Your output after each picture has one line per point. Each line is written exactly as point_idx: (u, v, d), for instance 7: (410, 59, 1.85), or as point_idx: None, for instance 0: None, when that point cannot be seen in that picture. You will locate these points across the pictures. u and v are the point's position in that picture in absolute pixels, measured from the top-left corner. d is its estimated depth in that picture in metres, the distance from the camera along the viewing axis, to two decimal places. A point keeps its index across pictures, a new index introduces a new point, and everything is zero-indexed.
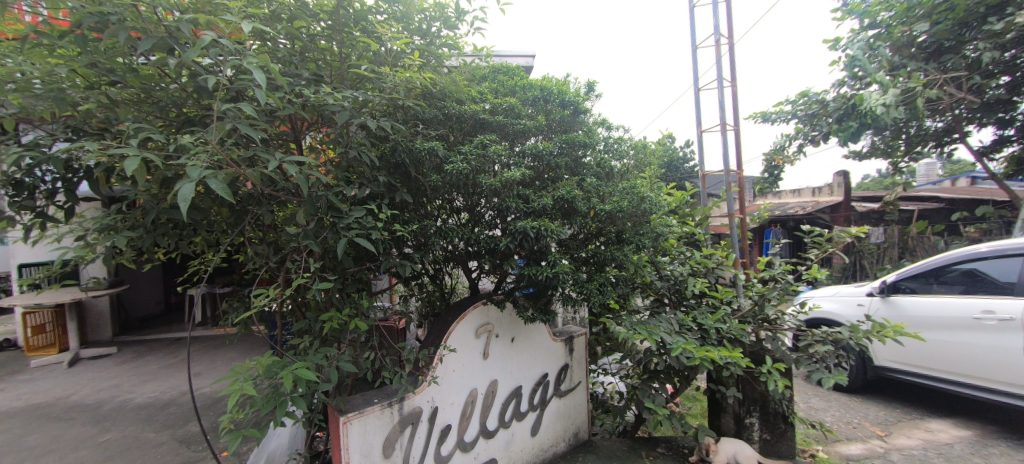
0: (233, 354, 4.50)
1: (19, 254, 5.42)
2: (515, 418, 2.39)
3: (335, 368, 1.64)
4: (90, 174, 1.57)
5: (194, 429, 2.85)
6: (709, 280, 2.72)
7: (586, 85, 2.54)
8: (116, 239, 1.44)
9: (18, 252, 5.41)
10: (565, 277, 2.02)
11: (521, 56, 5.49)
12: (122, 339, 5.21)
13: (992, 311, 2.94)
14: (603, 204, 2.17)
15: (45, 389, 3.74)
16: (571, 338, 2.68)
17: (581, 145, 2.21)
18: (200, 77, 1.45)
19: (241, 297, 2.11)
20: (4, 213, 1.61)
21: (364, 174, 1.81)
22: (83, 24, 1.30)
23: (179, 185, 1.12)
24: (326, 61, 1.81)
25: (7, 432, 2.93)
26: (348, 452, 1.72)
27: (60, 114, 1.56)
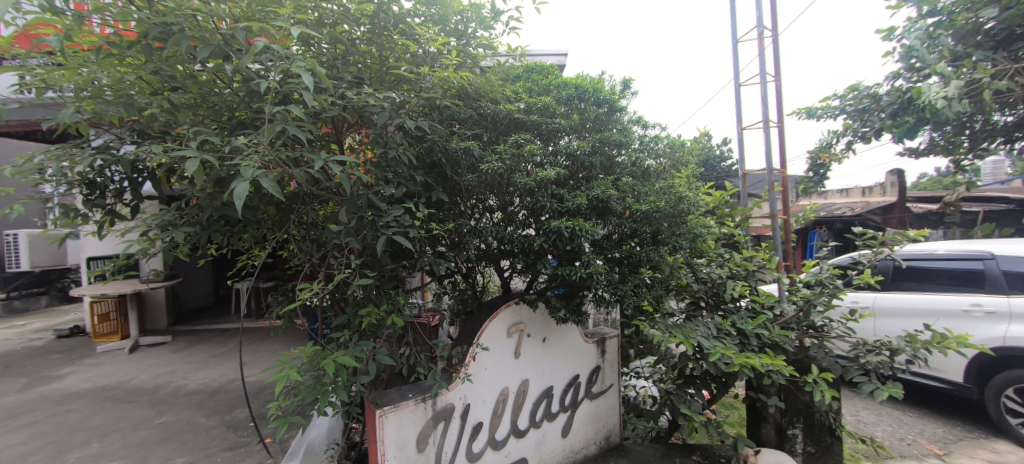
0: (274, 346, 4.73)
1: (88, 247, 5.89)
2: (546, 419, 2.38)
3: (373, 362, 1.70)
4: (153, 174, 1.68)
5: (241, 416, 3.01)
6: (749, 283, 2.62)
7: (622, 82, 2.49)
8: (175, 234, 1.53)
9: (87, 246, 5.89)
10: (600, 278, 2.00)
11: (554, 55, 5.44)
12: (176, 328, 5.58)
13: (860, 301, 3.98)
14: (639, 204, 2.13)
15: (109, 373, 4.06)
16: (604, 339, 2.64)
17: (615, 143, 2.19)
18: (252, 82, 1.52)
19: (285, 291, 2.20)
20: (79, 210, 1.75)
21: (402, 173, 1.85)
22: (150, 34, 1.39)
23: (234, 184, 1.18)
24: (367, 64, 1.87)
25: (79, 411, 3.20)
26: (384, 445, 1.76)
27: (127, 119, 1.68)
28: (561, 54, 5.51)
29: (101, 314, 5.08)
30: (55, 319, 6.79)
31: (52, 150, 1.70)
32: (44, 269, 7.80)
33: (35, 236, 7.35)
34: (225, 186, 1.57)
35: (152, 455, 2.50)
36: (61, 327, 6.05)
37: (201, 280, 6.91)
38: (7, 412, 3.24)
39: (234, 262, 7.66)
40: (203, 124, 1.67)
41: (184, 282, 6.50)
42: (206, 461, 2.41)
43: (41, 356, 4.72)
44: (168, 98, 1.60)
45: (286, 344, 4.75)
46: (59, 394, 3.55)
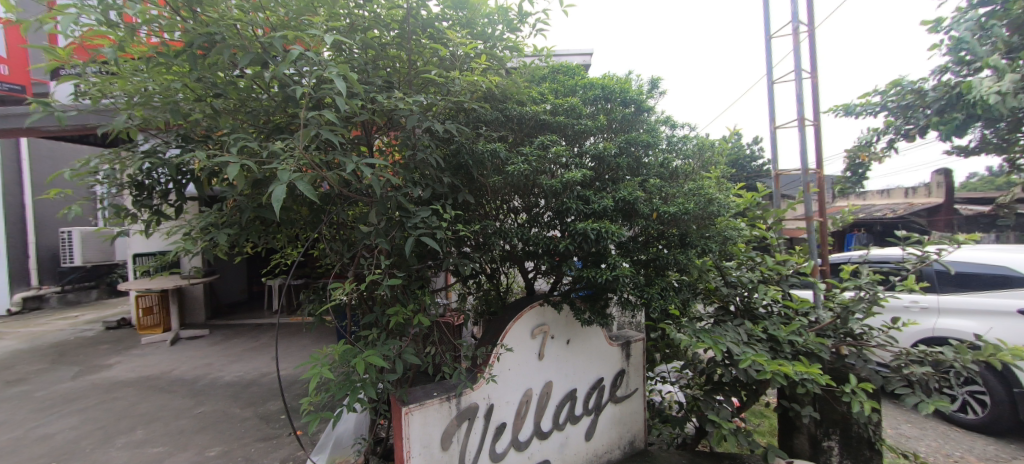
0: (304, 341, 4.89)
1: (134, 244, 6.24)
2: (569, 421, 2.37)
3: (400, 360, 1.72)
4: (196, 176, 1.77)
5: (273, 408, 3.12)
6: (782, 288, 2.53)
7: (649, 82, 2.45)
8: (217, 234, 1.61)
9: (133, 243, 6.24)
10: (626, 281, 1.97)
11: (580, 55, 5.40)
12: (213, 322, 5.86)
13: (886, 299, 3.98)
14: (667, 206, 2.09)
15: (153, 363, 4.29)
16: (629, 342, 2.60)
17: (643, 144, 2.15)
18: (288, 87, 1.57)
19: (316, 290, 2.27)
20: (129, 210, 1.85)
21: (429, 175, 1.88)
22: (195, 44, 1.46)
23: (272, 187, 1.22)
24: (396, 68, 1.91)
25: (125, 398, 3.40)
26: (409, 442, 1.79)
27: (173, 124, 1.77)
28: (587, 53, 5.46)
29: (145, 307, 5.39)
30: (104, 312, 7.24)
31: (106, 154, 1.80)
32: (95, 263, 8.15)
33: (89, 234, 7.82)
34: (262, 188, 1.63)
35: (192, 443, 2.62)
36: (109, 319, 6.44)
37: (237, 277, 7.21)
38: (62, 398, 3.48)
39: (267, 260, 7.95)
40: (242, 129, 1.74)
41: (221, 279, 6.79)
42: (241, 450, 2.52)
43: (91, 346, 5.05)
44: (210, 104, 1.67)
45: (315, 340, 4.91)
46: (107, 383, 3.78)
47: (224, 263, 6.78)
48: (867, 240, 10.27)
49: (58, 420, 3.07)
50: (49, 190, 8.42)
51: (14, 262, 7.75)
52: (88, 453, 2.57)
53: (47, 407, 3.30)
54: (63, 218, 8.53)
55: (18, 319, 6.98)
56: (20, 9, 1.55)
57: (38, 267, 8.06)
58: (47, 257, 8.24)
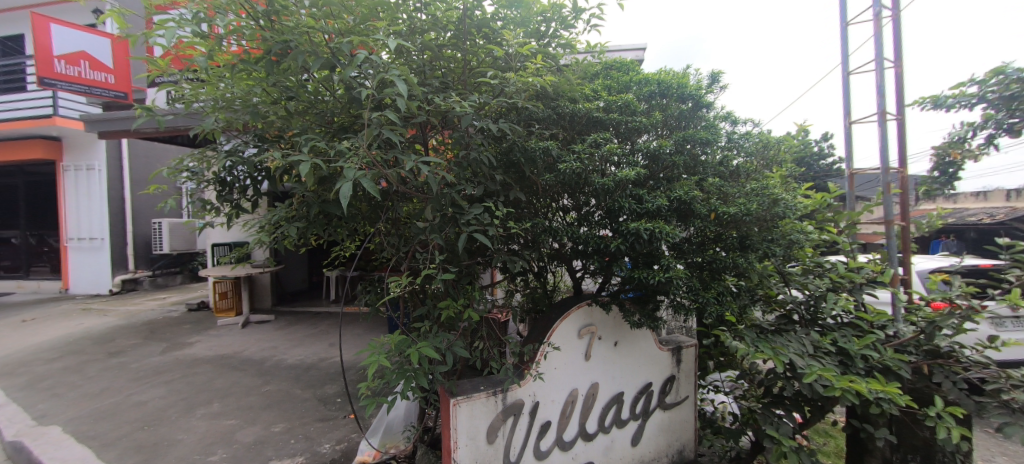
0: (357, 330, 5.17)
1: (213, 235, 6.86)
2: (615, 424, 2.33)
3: (450, 353, 1.77)
4: (271, 174, 1.91)
5: (330, 391, 3.32)
6: (854, 297, 2.33)
7: (709, 76, 2.35)
8: (289, 227, 1.73)
9: (212, 234, 6.86)
10: (680, 283, 1.89)
11: (633, 50, 5.26)
12: (278, 308, 6.34)
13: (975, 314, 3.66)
14: (727, 206, 2.01)
15: (226, 343, 4.72)
16: (680, 348, 2.50)
17: (700, 142, 2.08)
18: (353, 89, 1.66)
19: (372, 281, 2.37)
20: (213, 204, 2.03)
21: (482, 173, 1.91)
22: (273, 50, 1.57)
23: (339, 184, 1.30)
24: (452, 68, 1.97)
25: (203, 374, 3.77)
26: (457, 432, 1.84)
27: (251, 126, 1.92)
28: (640, 48, 5.31)
29: (221, 291, 5.91)
30: (187, 295, 8.06)
31: (195, 154, 2.01)
32: (181, 251, 8.91)
33: (178, 225, 8.60)
34: (329, 185, 1.74)
35: (260, 418, 2.86)
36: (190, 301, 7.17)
37: (300, 267, 7.71)
38: (153, 370, 3.92)
39: (327, 252, 8.44)
40: (311, 129, 1.86)
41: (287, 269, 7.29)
42: (302, 429, 2.70)
43: (176, 325, 5.65)
44: (284, 106, 1.79)
45: (366, 329, 5.16)
46: (188, 359, 4.22)
47: (290, 253, 7.29)
48: (958, 247, 9.18)
49: (150, 389, 3.47)
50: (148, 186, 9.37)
51: (116, 248, 8.68)
52: (175, 420, 2.88)
53: (141, 377, 3.74)
54: (157, 210, 9.47)
55: (119, 299, 7.96)
56: (130, 25, 1.74)
57: (135, 253, 8.98)
58: (142, 244, 9.15)
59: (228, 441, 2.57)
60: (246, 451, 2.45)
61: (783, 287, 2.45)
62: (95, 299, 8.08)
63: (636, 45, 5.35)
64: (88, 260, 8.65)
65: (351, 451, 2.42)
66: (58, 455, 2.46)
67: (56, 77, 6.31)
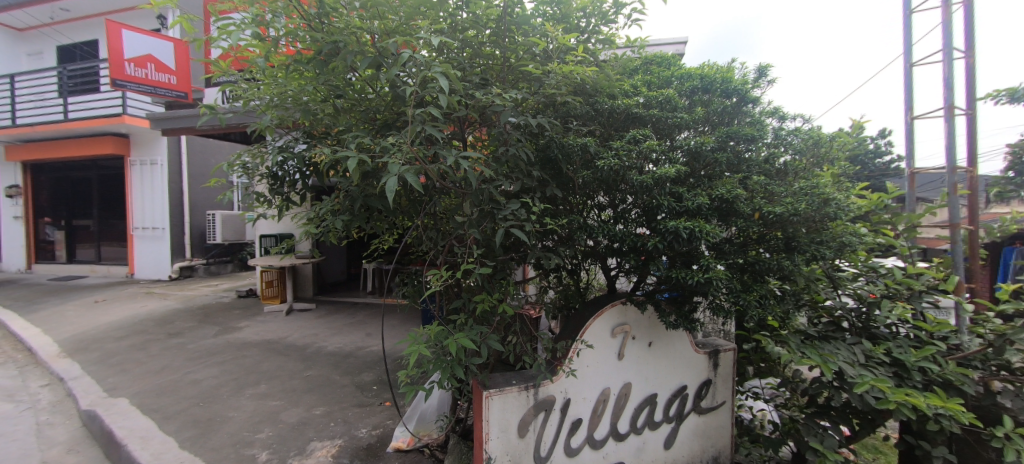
0: (393, 321, 5.33)
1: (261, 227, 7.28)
2: (647, 426, 2.29)
3: (485, 346, 1.80)
4: (318, 169, 2.01)
5: (367, 379, 3.45)
6: (912, 305, 2.18)
7: (756, 70, 2.28)
8: (335, 220, 1.80)
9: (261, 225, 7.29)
10: (720, 285, 1.84)
11: (674, 44, 5.11)
12: (320, 298, 6.65)
13: None
14: (772, 206, 1.94)
15: (273, 329, 5.01)
16: (717, 351, 2.42)
17: (745, 139, 2.02)
18: (396, 87, 1.71)
19: (408, 274, 2.44)
20: (266, 197, 2.15)
21: (520, 169, 1.93)
22: (323, 51, 1.65)
23: (384, 179, 1.35)
24: (491, 66, 1.99)
25: (250, 357, 4.01)
26: (489, 424, 1.86)
27: (301, 123, 2.02)
28: (681, 42, 5.15)
29: (267, 280, 6.24)
30: (236, 282, 8.58)
31: (251, 149, 2.13)
32: (231, 241, 9.48)
33: (230, 216, 9.18)
34: (373, 179, 1.80)
35: (302, 401, 3.01)
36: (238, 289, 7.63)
37: (341, 259, 8.04)
38: (206, 351, 4.22)
39: (366, 246, 8.75)
40: (357, 126, 1.93)
41: (328, 260, 7.62)
42: (341, 413, 2.82)
43: (226, 310, 6.04)
44: (333, 104, 1.87)
45: (402, 321, 5.32)
46: (236, 342, 4.50)
47: (330, 245, 7.61)
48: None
49: (204, 368, 3.73)
50: (209, 180, 10.15)
51: (175, 237, 9.35)
52: (226, 398, 3.09)
53: (196, 357, 4.03)
54: (210, 203, 10.13)
55: (176, 284, 8.59)
56: (196, 30, 1.88)
57: (191, 243, 9.63)
58: (198, 234, 9.81)
59: (274, 421, 2.72)
60: (291, 431, 2.59)
61: (832, 292, 2.33)
62: (155, 284, 8.75)
63: (677, 38, 5.19)
64: (149, 248, 9.37)
65: (387, 436, 2.51)
66: (126, 424, 2.70)
67: (126, 79, 6.81)
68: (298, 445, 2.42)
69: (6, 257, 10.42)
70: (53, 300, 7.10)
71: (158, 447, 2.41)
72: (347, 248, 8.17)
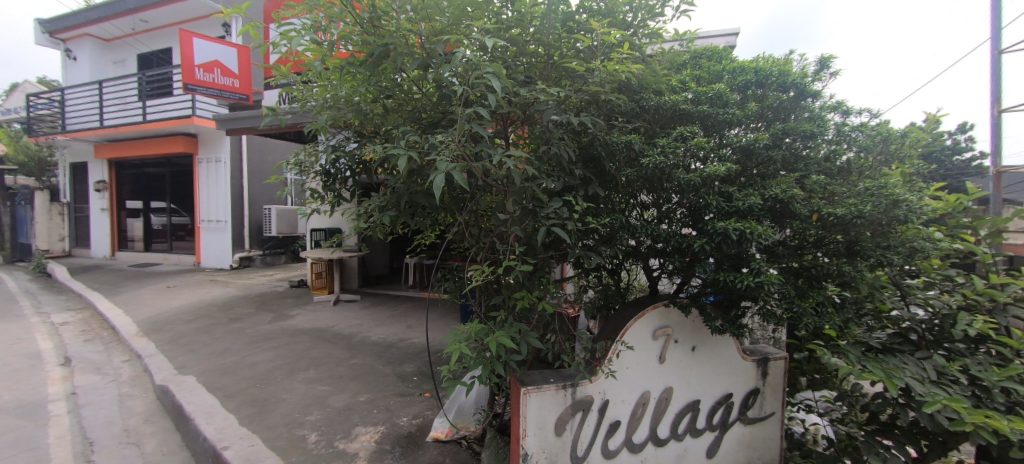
0: (433, 314, 5.47)
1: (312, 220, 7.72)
2: (689, 433, 2.23)
3: (524, 343, 1.81)
4: (368, 167, 2.09)
5: (408, 369, 3.56)
6: (995, 319, 1.98)
7: (818, 62, 2.17)
8: (383, 215, 1.87)
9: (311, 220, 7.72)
10: (773, 289, 1.75)
11: (725, 36, 4.89)
12: (365, 290, 6.94)
13: None
14: (833, 207, 1.82)
15: (321, 318, 5.30)
16: (767, 359, 2.31)
17: (803, 135, 1.91)
18: (443, 87, 1.76)
19: (449, 270, 2.49)
20: (319, 193, 2.27)
21: (563, 167, 1.92)
22: (375, 53, 1.72)
23: (432, 176, 1.38)
24: (534, 64, 1.97)
25: (301, 343, 4.27)
26: (526, 421, 1.87)
27: (352, 122, 2.11)
28: (732, 33, 4.91)
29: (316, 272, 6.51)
30: (289, 273, 9.15)
31: (308, 148, 2.26)
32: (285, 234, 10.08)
33: (284, 210, 9.79)
34: (419, 176, 1.86)
35: (348, 387, 3.17)
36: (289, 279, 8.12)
37: (384, 253, 8.33)
38: (262, 336, 4.53)
39: (408, 241, 9.03)
40: (404, 125, 1.99)
41: (371, 254, 7.92)
42: (384, 401, 2.94)
43: (279, 298, 6.46)
44: (382, 104, 1.95)
45: (443, 314, 5.44)
46: (289, 328, 4.80)
47: (375, 240, 7.93)
48: None
49: (260, 352, 4.01)
50: (269, 177, 10.90)
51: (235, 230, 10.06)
52: (280, 381, 3.31)
53: (252, 342, 4.34)
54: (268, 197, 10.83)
55: (236, 273, 9.27)
56: (260, 36, 2.01)
57: (250, 235, 10.31)
58: (256, 227, 10.50)
59: (323, 405, 2.88)
60: (337, 415, 2.73)
61: (899, 302, 2.16)
62: (217, 272, 9.50)
63: (728, 30, 4.96)
64: (211, 239, 10.18)
65: (426, 426, 2.59)
66: (193, 400, 2.96)
67: (197, 84, 7.30)
68: (344, 429, 2.55)
69: (94, 244, 11.69)
70: (132, 284, 7.92)
71: (221, 422, 2.62)
72: (390, 243, 8.46)
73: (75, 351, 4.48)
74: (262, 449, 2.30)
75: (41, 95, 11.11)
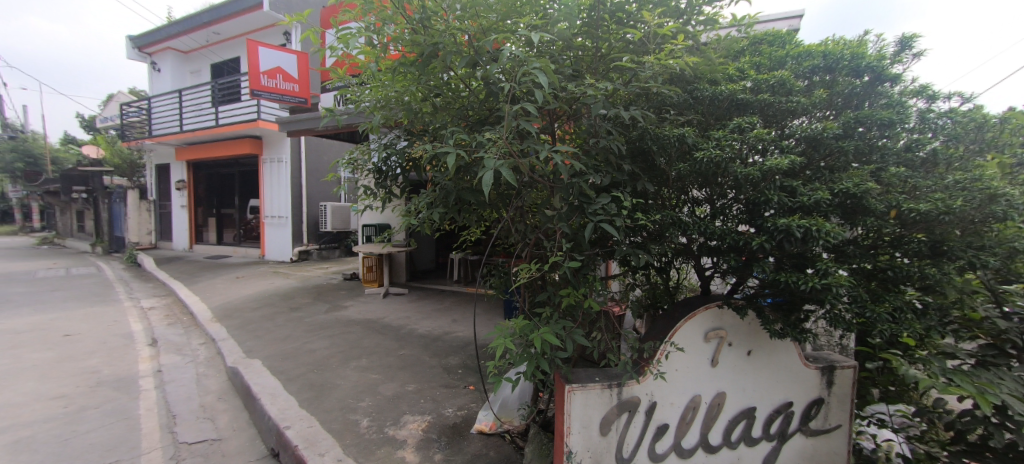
0: (478, 309, 5.58)
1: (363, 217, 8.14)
2: (743, 442, 2.12)
3: (570, 340, 1.79)
4: (416, 164, 2.16)
5: (453, 362, 3.66)
6: None
7: (898, 41, 1.98)
8: (432, 211, 1.92)
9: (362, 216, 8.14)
10: (842, 292, 1.62)
11: (789, 18, 4.56)
12: (412, 283, 7.20)
13: None
14: (916, 203, 1.65)
15: (372, 309, 5.57)
16: (833, 367, 2.14)
17: (881, 124, 1.74)
18: (491, 85, 1.78)
19: (494, 265, 2.52)
20: (372, 190, 2.37)
21: (611, 162, 1.87)
22: (426, 53, 1.77)
23: (480, 173, 1.40)
24: (581, 57, 1.93)
25: (353, 333, 4.51)
26: (570, 418, 1.86)
27: (403, 121, 2.18)
28: (796, 15, 4.56)
29: (368, 265, 6.84)
30: (342, 266, 9.68)
31: (362, 146, 2.37)
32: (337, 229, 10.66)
33: (337, 207, 10.37)
34: (466, 173, 1.89)
35: (397, 376, 3.31)
36: (341, 272, 8.61)
37: (431, 248, 8.55)
38: (319, 324, 4.84)
39: (453, 237, 9.25)
40: (452, 123, 2.03)
41: (418, 249, 8.20)
42: (430, 391, 3.05)
43: (333, 289, 6.87)
44: (432, 103, 2.00)
45: (487, 309, 5.52)
46: (342, 318, 5.09)
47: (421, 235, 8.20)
48: None
49: (317, 340, 4.29)
50: (324, 176, 11.59)
51: (295, 225, 10.78)
52: (335, 368, 3.52)
53: (310, 330, 4.65)
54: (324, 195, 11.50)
55: (294, 266, 9.96)
56: (321, 42, 2.13)
57: (308, 230, 11.00)
58: (312, 223, 11.20)
59: (374, 392, 3.03)
60: (387, 402, 2.86)
61: (993, 309, 1.93)
62: (278, 265, 10.25)
63: (792, 12, 4.62)
64: (273, 234, 10.99)
65: (471, 418, 2.65)
66: (259, 382, 3.22)
67: (263, 90, 7.88)
68: (394, 416, 2.67)
69: (175, 238, 13.04)
70: (205, 274, 8.75)
71: (283, 404, 2.83)
72: (436, 239, 8.68)
73: (160, 333, 5.03)
74: (319, 431, 2.45)
75: (131, 104, 12.48)
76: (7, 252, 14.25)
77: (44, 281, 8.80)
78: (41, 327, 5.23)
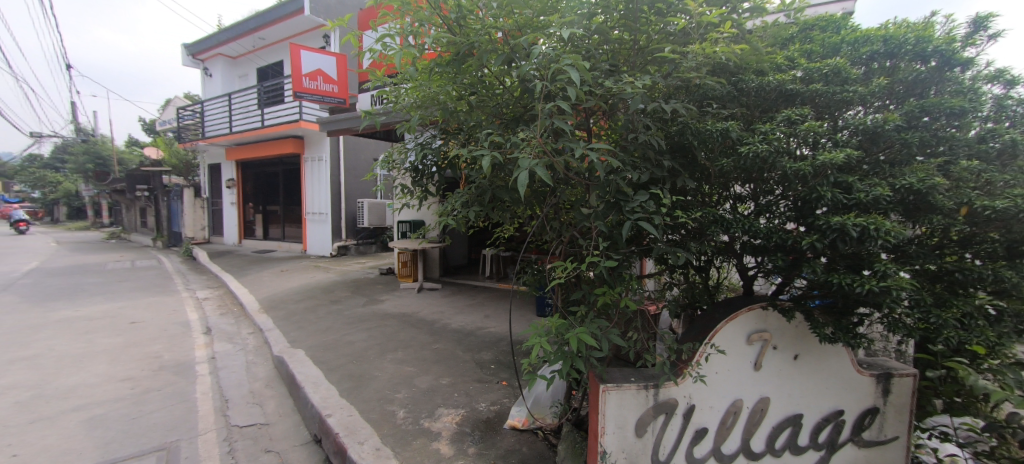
0: (511, 305, 5.61)
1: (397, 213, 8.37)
2: (789, 449, 2.03)
3: (606, 340, 1.76)
4: (452, 162, 2.20)
5: (486, 357, 3.71)
6: None
7: (972, 22, 1.81)
8: (468, 209, 1.95)
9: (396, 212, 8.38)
10: (903, 296, 1.51)
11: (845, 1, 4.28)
12: (445, 279, 7.35)
13: None
14: (992, 200, 1.50)
15: (406, 304, 5.74)
16: (889, 376, 2.00)
17: (949, 113, 1.61)
18: (526, 82, 1.77)
19: (528, 262, 2.53)
20: (409, 188, 2.44)
21: (649, 158, 1.82)
22: (461, 51, 1.78)
23: (516, 172, 1.40)
24: (618, 51, 1.88)
25: (389, 326, 4.66)
26: (605, 419, 1.84)
27: (438, 120, 2.22)
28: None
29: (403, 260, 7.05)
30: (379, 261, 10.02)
31: (400, 146, 2.44)
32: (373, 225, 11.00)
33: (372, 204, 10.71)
34: (501, 171, 1.91)
35: (432, 370, 3.40)
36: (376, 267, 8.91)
37: (463, 244, 8.68)
38: (357, 317, 5.05)
39: (485, 233, 9.34)
40: (485, 121, 2.03)
41: (450, 245, 8.35)
42: (464, 385, 3.10)
43: (370, 283, 7.14)
44: (467, 101, 2.02)
45: (520, 305, 5.55)
46: (379, 312, 5.27)
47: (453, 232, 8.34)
48: None
49: (355, 332, 4.47)
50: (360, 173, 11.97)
51: (335, 221, 11.22)
52: (372, 360, 3.65)
53: (348, 322, 4.85)
54: (360, 192, 11.88)
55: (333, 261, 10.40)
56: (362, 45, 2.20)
57: (346, 226, 11.41)
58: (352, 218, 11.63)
59: (409, 384, 3.13)
60: (422, 395, 2.94)
61: None
62: (318, 259, 10.73)
63: None
64: (313, 229, 11.50)
65: (504, 413, 2.68)
66: (303, 371, 3.40)
67: (305, 91, 8.23)
68: (429, 408, 2.74)
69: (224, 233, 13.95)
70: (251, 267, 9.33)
71: (325, 393, 2.97)
72: (468, 235, 8.79)
73: (213, 322, 5.41)
74: (358, 420, 2.56)
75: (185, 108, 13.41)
76: (85, 245, 15.82)
77: (112, 272, 9.69)
78: (111, 314, 5.76)
